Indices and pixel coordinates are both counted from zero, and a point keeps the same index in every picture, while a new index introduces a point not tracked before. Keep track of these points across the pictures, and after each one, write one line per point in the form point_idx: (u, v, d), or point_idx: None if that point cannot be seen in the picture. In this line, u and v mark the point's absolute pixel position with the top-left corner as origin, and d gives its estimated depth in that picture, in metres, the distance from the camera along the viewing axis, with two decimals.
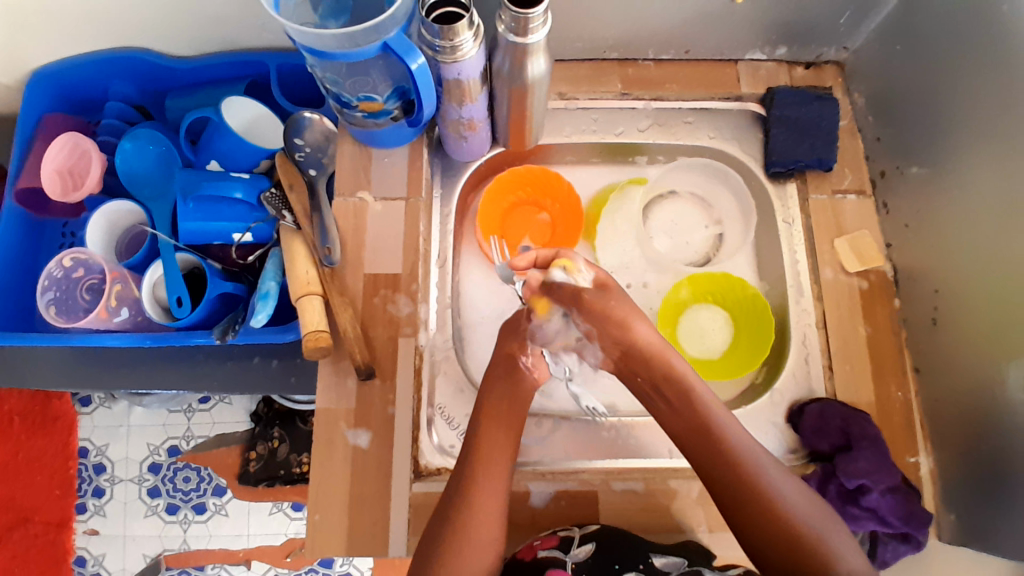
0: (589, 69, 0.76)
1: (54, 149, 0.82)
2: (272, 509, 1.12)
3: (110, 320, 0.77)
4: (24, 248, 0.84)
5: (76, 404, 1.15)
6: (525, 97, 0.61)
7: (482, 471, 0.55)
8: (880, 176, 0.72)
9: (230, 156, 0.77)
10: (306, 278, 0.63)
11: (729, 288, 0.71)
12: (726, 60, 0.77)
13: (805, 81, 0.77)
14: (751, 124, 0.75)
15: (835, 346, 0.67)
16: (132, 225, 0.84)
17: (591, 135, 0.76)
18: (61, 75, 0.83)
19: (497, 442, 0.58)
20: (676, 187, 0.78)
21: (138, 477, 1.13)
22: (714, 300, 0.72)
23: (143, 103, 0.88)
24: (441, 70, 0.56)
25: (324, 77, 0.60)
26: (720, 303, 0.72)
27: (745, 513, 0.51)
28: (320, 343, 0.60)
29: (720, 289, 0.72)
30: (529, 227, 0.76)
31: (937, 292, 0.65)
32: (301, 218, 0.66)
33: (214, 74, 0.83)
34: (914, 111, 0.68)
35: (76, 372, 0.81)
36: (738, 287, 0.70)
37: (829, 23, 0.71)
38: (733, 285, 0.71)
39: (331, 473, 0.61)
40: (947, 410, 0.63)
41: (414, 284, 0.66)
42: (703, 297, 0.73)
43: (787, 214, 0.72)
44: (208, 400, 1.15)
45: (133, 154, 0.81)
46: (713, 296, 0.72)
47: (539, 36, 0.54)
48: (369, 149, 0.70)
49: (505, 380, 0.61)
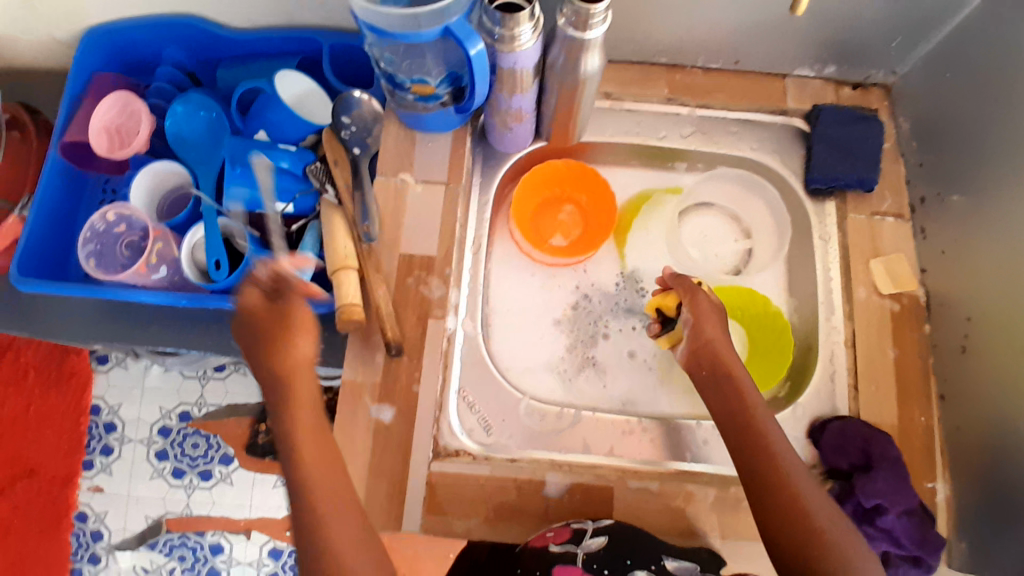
0: (638, 71, 0.77)
1: (105, 106, 0.84)
2: (277, 483, 1.14)
3: (148, 277, 0.78)
4: (64, 201, 0.86)
5: (94, 361, 1.17)
6: (575, 93, 0.62)
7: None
8: (919, 202, 0.72)
9: (280, 127, 0.80)
10: (343, 253, 0.64)
11: (751, 302, 0.73)
12: (773, 74, 0.77)
13: (852, 101, 0.76)
14: (794, 140, 0.75)
15: (862, 366, 0.67)
16: (178, 187, 0.86)
17: (633, 137, 0.76)
18: (116, 33, 0.84)
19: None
20: (716, 198, 0.79)
21: (148, 438, 1.15)
22: (737, 312, 0.73)
23: (195, 70, 0.89)
24: (497, 58, 0.57)
25: (381, 57, 0.63)
26: (742, 318, 0.73)
27: (768, 496, 0.51)
28: (352, 316, 0.62)
29: (743, 303, 0.73)
30: (560, 222, 0.77)
31: (969, 320, 0.65)
32: (343, 194, 0.67)
33: (267, 48, 0.85)
34: (962, 139, 0.68)
35: (103, 327, 0.82)
36: (762, 307, 0.72)
37: (882, 45, 0.71)
38: (756, 301, 0.73)
39: (349, 445, 0.62)
40: (969, 439, 0.63)
41: (448, 268, 0.67)
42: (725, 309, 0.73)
43: (823, 231, 0.73)
44: (224, 369, 1.17)
45: (183, 118, 0.83)
46: (740, 313, 0.73)
47: (597, 32, 0.55)
48: (415, 131, 0.71)
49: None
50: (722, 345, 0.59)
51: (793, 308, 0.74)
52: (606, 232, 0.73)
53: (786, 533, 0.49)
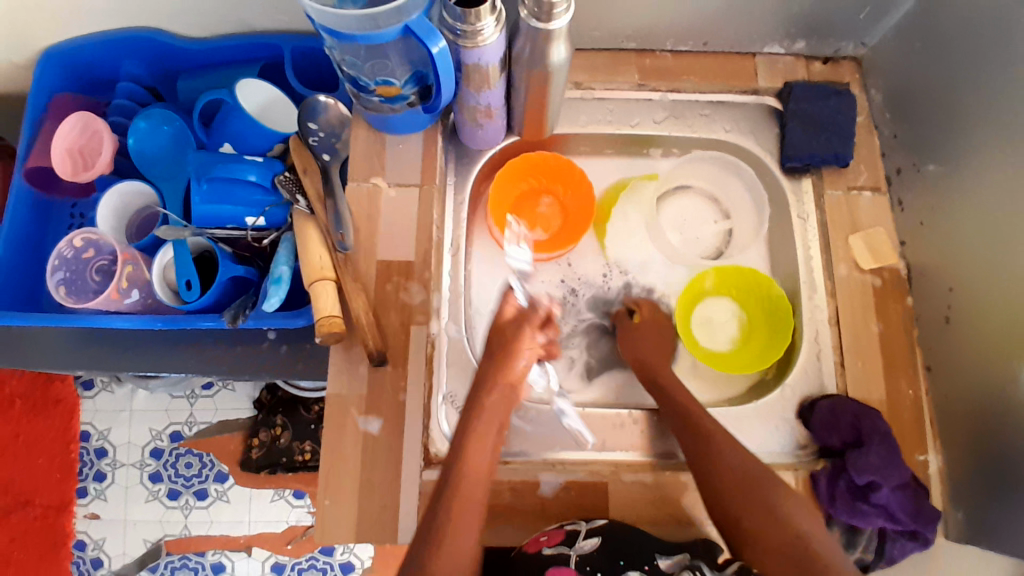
0: (607, 59, 0.76)
1: (66, 127, 0.81)
2: (274, 496, 1.12)
3: (121, 302, 0.77)
4: (32, 229, 0.84)
5: (79, 387, 1.15)
6: (545, 82, 0.61)
7: (457, 501, 0.50)
8: (895, 173, 0.72)
9: (243, 136, 0.77)
10: (320, 265, 0.62)
11: (756, 284, 0.70)
12: (743, 53, 0.76)
13: (823, 76, 0.76)
14: (768, 119, 0.75)
15: (847, 341, 0.67)
16: (145, 208, 0.83)
17: (606, 126, 0.75)
18: (70, 54, 0.82)
19: (481, 453, 0.54)
20: (693, 179, 0.79)
21: (140, 462, 1.13)
22: (739, 292, 0.72)
23: (154, 84, 0.87)
24: (461, 55, 0.56)
25: (343, 60, 0.59)
26: (746, 297, 0.72)
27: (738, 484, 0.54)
28: (332, 328, 0.60)
29: (749, 284, 0.71)
30: (539, 215, 0.75)
31: (951, 290, 0.65)
32: (315, 204, 0.65)
33: (227, 57, 0.83)
34: (934, 108, 0.67)
35: (81, 354, 0.80)
36: (763, 284, 0.70)
37: (849, 18, 0.71)
38: (760, 282, 0.70)
39: (340, 458, 0.61)
40: (957, 408, 0.63)
41: (427, 272, 0.66)
42: (726, 289, 0.72)
43: (802, 210, 0.72)
44: (211, 386, 1.15)
45: (146, 134, 0.80)
46: (736, 289, 0.72)
47: (561, 23, 0.53)
48: (384, 135, 0.70)
49: (497, 391, 0.57)
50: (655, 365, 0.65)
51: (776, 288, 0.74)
52: (585, 224, 0.72)
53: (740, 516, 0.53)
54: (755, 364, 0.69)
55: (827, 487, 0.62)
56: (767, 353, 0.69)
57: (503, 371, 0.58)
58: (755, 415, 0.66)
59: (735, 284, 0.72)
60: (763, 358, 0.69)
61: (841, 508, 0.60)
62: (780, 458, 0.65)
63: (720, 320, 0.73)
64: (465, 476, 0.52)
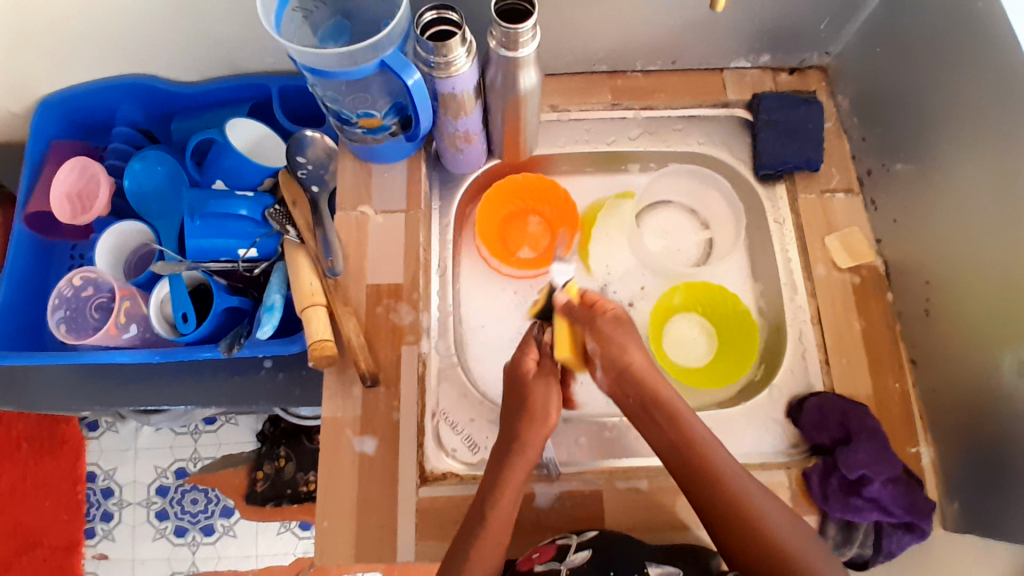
0: (580, 81, 0.79)
1: (64, 173, 0.85)
2: (280, 529, 1.13)
3: (118, 337, 0.79)
4: (34, 272, 0.86)
5: (85, 428, 1.16)
6: (519, 108, 0.64)
7: None
8: (866, 174, 0.74)
9: (235, 173, 0.80)
10: (310, 291, 0.65)
11: (721, 300, 0.73)
12: (712, 69, 0.79)
13: (790, 85, 0.79)
14: (739, 130, 0.78)
15: (831, 340, 0.69)
16: (141, 244, 0.86)
17: (583, 145, 0.78)
18: (69, 100, 0.86)
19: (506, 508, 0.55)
20: (671, 193, 0.80)
21: (146, 500, 1.13)
22: (703, 307, 0.75)
23: (149, 126, 0.90)
24: (436, 85, 0.59)
25: (325, 96, 0.64)
26: (707, 312, 0.75)
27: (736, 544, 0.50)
28: (325, 351, 0.62)
29: (713, 301, 0.73)
30: (529, 234, 0.78)
31: (928, 284, 0.66)
32: (304, 233, 0.69)
33: (220, 97, 0.86)
34: (897, 110, 0.70)
35: (83, 392, 0.82)
36: (730, 301, 0.72)
37: (810, 29, 0.74)
38: (726, 299, 0.72)
39: (338, 480, 0.62)
40: (944, 399, 0.64)
41: (416, 293, 0.68)
42: (693, 304, 0.75)
43: (777, 214, 0.75)
44: (214, 421, 1.16)
45: (141, 174, 0.84)
46: (702, 305, 0.75)
47: (529, 50, 0.56)
48: (369, 164, 0.72)
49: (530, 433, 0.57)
50: (644, 369, 0.55)
51: (759, 292, 0.76)
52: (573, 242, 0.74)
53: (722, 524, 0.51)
54: (738, 369, 0.71)
55: (819, 485, 0.62)
56: (743, 355, 0.71)
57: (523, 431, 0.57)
58: (745, 418, 0.68)
59: (700, 300, 0.75)
60: (744, 358, 0.71)
61: (835, 505, 0.60)
62: (772, 458, 0.66)
63: (691, 337, 0.75)
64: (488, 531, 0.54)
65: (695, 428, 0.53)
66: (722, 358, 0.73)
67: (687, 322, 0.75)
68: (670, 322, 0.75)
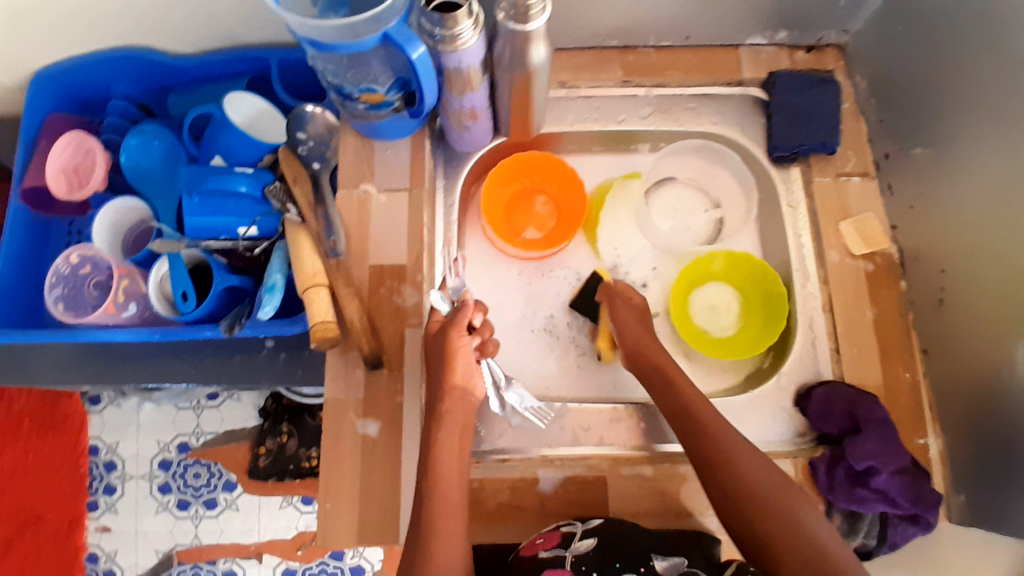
0: (590, 56, 0.76)
1: (58, 149, 0.82)
2: (282, 504, 1.13)
3: (118, 315, 0.78)
4: (28, 249, 0.85)
5: (86, 403, 1.16)
6: (527, 83, 0.61)
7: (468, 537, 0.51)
8: (883, 158, 0.72)
9: (234, 150, 0.79)
10: (312, 271, 0.63)
11: (763, 276, 0.70)
12: (726, 46, 0.76)
13: (807, 64, 0.77)
14: (754, 110, 0.75)
15: (841, 328, 0.68)
16: (140, 221, 0.85)
17: (593, 124, 0.75)
18: (63, 74, 0.83)
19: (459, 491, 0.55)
20: (679, 172, 0.78)
21: (149, 473, 1.14)
22: (744, 279, 0.73)
23: (145, 101, 0.89)
24: (442, 59, 0.57)
25: (326, 70, 0.62)
26: (747, 285, 0.72)
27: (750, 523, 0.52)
28: (327, 334, 0.60)
29: (756, 275, 0.71)
30: (534, 215, 0.76)
31: (943, 273, 0.65)
32: (305, 211, 0.66)
33: (218, 70, 0.84)
34: (917, 92, 0.68)
35: (85, 369, 0.82)
36: (772, 279, 0.69)
37: (831, 6, 0.71)
38: (769, 276, 0.70)
39: (340, 462, 0.62)
40: (952, 390, 0.63)
41: (420, 275, 0.67)
42: (734, 275, 0.73)
43: (791, 198, 0.72)
44: (217, 397, 1.16)
45: (138, 150, 0.82)
46: (742, 277, 0.73)
47: (538, 24, 0.54)
48: (372, 141, 0.70)
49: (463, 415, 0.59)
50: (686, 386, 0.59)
51: None
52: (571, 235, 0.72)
53: (734, 511, 0.53)
54: (750, 350, 0.69)
55: (825, 474, 0.62)
56: (761, 339, 0.70)
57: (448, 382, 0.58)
58: (752, 406, 0.67)
59: (741, 271, 0.72)
60: (761, 339, 0.70)
61: (840, 495, 0.61)
62: (778, 447, 0.66)
63: (720, 305, 0.73)
64: None
65: (706, 416, 0.57)
66: (741, 336, 0.71)
67: (721, 288, 0.74)
68: (704, 283, 0.74)
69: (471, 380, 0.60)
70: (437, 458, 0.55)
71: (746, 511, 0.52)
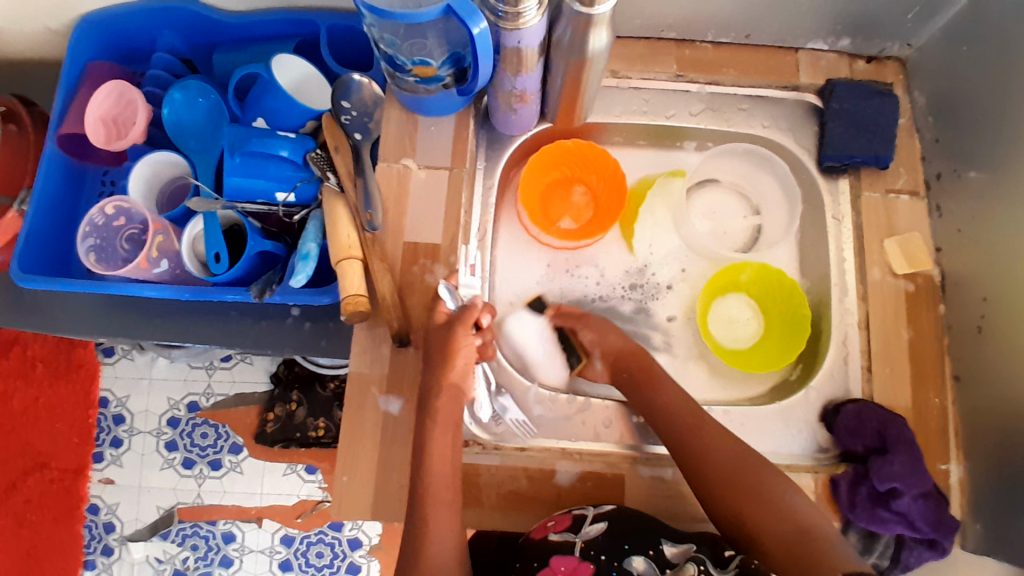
0: (645, 47, 0.74)
1: (100, 96, 0.82)
2: (286, 470, 1.14)
3: (150, 271, 0.77)
4: (63, 197, 0.85)
5: (100, 354, 1.16)
6: (581, 70, 0.60)
7: None
8: (935, 178, 0.70)
9: (278, 113, 0.77)
10: (347, 243, 0.63)
11: (789, 295, 0.68)
12: (786, 47, 0.74)
13: (866, 74, 0.74)
14: (806, 116, 0.73)
15: (877, 347, 0.66)
16: (177, 177, 0.84)
17: (641, 116, 0.73)
18: (111, 20, 0.82)
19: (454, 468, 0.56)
20: (722, 174, 0.77)
21: (157, 429, 1.15)
22: (766, 296, 0.71)
23: (190, 56, 0.88)
24: (501, 36, 0.55)
25: (381, 38, 0.60)
26: (767, 301, 0.71)
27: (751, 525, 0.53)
28: (358, 307, 0.61)
29: (779, 294, 0.69)
30: (571, 205, 0.75)
31: (985, 301, 0.63)
32: (344, 181, 0.65)
33: (264, 31, 0.83)
34: (981, 112, 0.65)
35: (108, 321, 0.82)
36: (797, 298, 0.68)
37: (901, 14, 0.68)
38: (794, 296, 0.68)
39: (358, 437, 0.61)
40: (984, 419, 0.62)
41: (453, 256, 0.66)
42: (759, 289, 0.71)
43: (837, 210, 0.71)
44: (231, 359, 1.16)
45: (180, 104, 0.81)
46: (765, 293, 0.71)
47: (604, 8, 0.52)
48: (416, 115, 0.69)
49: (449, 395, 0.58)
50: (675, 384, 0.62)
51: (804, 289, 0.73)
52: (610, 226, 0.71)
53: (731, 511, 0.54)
54: (776, 361, 0.68)
55: (847, 492, 0.61)
56: (788, 349, 0.68)
57: (445, 373, 0.58)
58: (778, 417, 0.66)
59: (766, 286, 0.71)
60: (788, 351, 0.68)
61: (861, 514, 0.60)
62: (800, 460, 0.64)
63: (738, 317, 0.72)
64: None
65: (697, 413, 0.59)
66: (766, 346, 0.70)
67: (738, 301, 0.72)
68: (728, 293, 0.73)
69: (466, 378, 0.59)
70: (437, 441, 0.56)
71: (745, 512, 0.53)
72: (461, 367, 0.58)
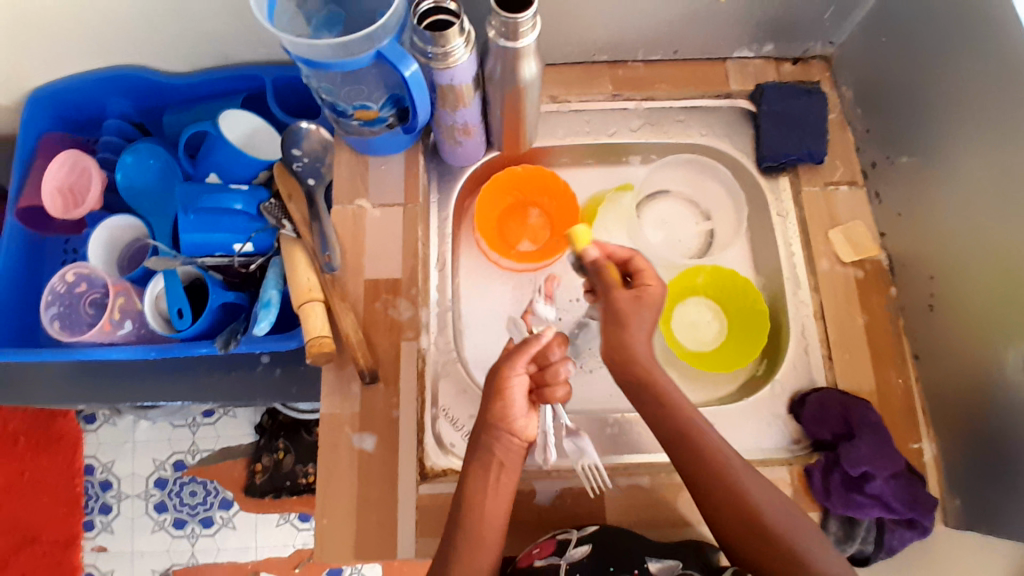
0: (581, 71, 0.78)
1: (55, 166, 0.83)
2: (279, 521, 1.12)
3: (113, 333, 0.78)
4: (25, 271, 0.85)
5: (82, 421, 1.15)
6: (518, 99, 0.62)
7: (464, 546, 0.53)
8: (871, 166, 0.73)
9: (226, 167, 0.79)
10: (308, 286, 0.65)
11: (744, 293, 0.71)
12: (713, 59, 0.78)
13: (793, 76, 0.78)
14: (741, 121, 0.77)
15: (834, 335, 0.68)
16: (134, 240, 0.85)
17: (584, 136, 0.77)
18: (60, 92, 0.84)
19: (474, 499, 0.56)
20: (669, 184, 0.79)
21: (144, 492, 1.13)
22: (722, 296, 0.74)
23: (141, 119, 0.89)
24: (434, 75, 0.58)
25: (320, 87, 0.63)
26: (722, 300, 0.74)
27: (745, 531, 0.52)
28: (323, 348, 0.62)
29: (733, 293, 0.72)
30: (528, 226, 0.77)
31: (932, 278, 0.66)
32: (301, 227, 0.68)
33: (210, 89, 0.85)
34: (903, 100, 0.69)
35: (80, 388, 0.81)
36: (750, 294, 0.70)
37: (814, 19, 0.73)
38: (749, 292, 0.70)
39: (336, 479, 0.61)
40: (947, 396, 0.64)
41: (414, 289, 0.67)
42: (714, 289, 0.74)
43: (780, 207, 0.74)
44: (212, 414, 1.15)
45: (132, 168, 0.83)
46: (720, 292, 0.74)
47: (530, 40, 0.55)
48: (365, 156, 0.71)
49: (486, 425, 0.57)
50: None
51: (761, 286, 0.75)
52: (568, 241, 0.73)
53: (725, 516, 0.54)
54: (739, 360, 0.70)
55: (820, 480, 0.62)
56: (750, 346, 0.70)
57: (491, 412, 0.57)
58: (745, 413, 0.67)
59: (720, 287, 0.73)
60: (750, 348, 0.70)
61: (837, 501, 0.60)
62: (774, 454, 0.66)
63: (701, 322, 0.74)
64: (484, 523, 0.54)
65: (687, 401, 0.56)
66: (728, 346, 0.72)
67: (698, 304, 0.75)
68: (689, 299, 0.75)
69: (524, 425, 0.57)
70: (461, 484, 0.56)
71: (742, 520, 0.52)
72: (517, 404, 0.57)
